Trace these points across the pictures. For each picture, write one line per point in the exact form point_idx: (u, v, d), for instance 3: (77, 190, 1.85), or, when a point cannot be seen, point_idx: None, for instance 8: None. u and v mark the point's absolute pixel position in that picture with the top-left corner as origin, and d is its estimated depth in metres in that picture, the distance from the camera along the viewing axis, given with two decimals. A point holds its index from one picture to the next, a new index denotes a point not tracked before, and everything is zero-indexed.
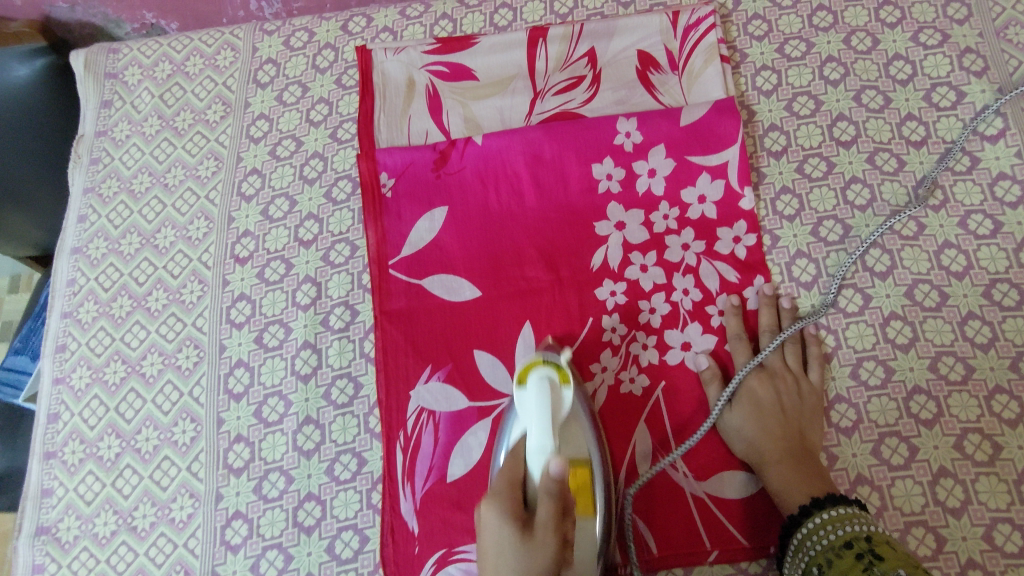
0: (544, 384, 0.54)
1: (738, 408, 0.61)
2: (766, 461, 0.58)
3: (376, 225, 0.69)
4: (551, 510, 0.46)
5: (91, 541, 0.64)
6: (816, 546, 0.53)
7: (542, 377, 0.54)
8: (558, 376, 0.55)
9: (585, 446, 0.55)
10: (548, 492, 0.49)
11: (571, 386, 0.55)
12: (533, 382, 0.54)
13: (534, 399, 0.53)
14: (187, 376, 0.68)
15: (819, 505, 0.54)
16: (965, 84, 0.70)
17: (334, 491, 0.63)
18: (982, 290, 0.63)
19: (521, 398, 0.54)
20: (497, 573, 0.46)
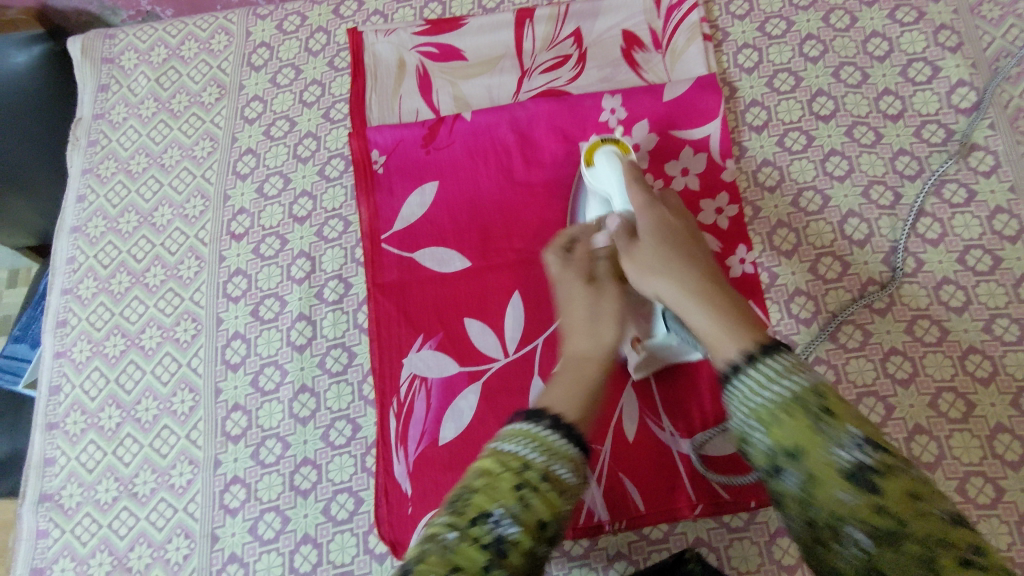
0: (610, 155, 0.63)
1: (650, 247, 0.56)
2: (702, 293, 0.52)
3: (368, 201, 0.71)
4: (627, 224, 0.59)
5: (93, 507, 0.65)
6: (765, 393, 0.43)
7: (605, 152, 0.63)
8: (618, 148, 0.64)
9: None
10: (624, 238, 0.58)
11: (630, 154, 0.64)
12: (598, 157, 0.63)
13: (605, 174, 0.63)
14: (185, 348, 0.70)
15: (766, 352, 0.45)
16: (940, 59, 0.72)
17: (330, 455, 0.64)
18: (957, 256, 0.65)
19: (593, 173, 0.64)
20: (576, 314, 0.58)
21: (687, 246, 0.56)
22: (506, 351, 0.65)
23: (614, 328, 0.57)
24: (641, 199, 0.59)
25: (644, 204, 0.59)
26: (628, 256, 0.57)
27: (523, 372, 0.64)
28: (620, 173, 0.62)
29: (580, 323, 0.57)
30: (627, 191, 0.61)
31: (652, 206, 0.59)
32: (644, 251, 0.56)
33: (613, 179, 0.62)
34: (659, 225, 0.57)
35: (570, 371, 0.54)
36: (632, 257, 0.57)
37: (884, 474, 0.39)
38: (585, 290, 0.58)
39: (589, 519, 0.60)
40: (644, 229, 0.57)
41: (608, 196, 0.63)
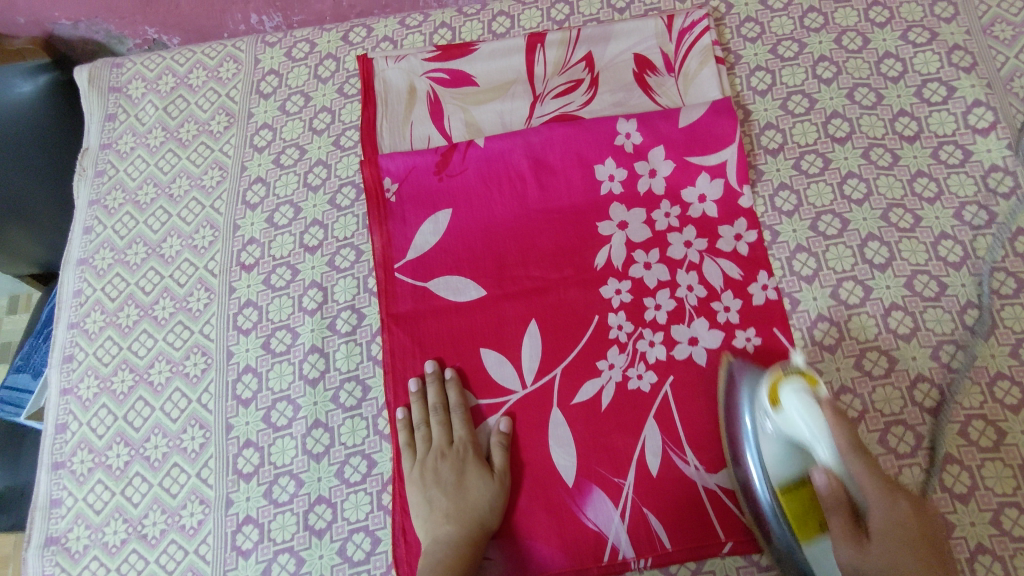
0: (801, 394, 0.53)
1: (878, 552, 0.49)
2: None
3: (381, 230, 0.70)
4: (842, 520, 0.51)
5: (101, 550, 0.63)
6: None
7: (795, 390, 0.53)
8: (807, 380, 0.54)
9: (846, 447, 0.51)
10: (840, 514, 0.51)
11: (821, 386, 0.54)
12: (788, 399, 0.53)
13: (799, 417, 0.53)
14: (195, 383, 0.68)
15: None
16: (955, 79, 0.72)
17: (345, 494, 0.63)
18: (980, 279, 0.64)
19: (782, 416, 0.54)
20: (454, 500, 0.60)
21: (919, 539, 0.49)
22: (524, 383, 0.64)
23: (488, 517, 0.59)
24: (871, 483, 0.50)
25: (884, 509, 0.50)
26: (857, 562, 0.49)
27: (542, 404, 0.63)
28: (820, 418, 0.52)
29: (461, 506, 0.60)
30: (845, 460, 0.51)
31: (888, 498, 0.50)
32: (876, 550, 0.49)
33: (814, 430, 0.52)
34: (890, 523, 0.49)
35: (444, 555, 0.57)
36: (856, 555, 0.50)
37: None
38: (470, 480, 0.61)
39: (614, 557, 0.58)
40: (875, 528, 0.50)
41: (804, 442, 0.53)
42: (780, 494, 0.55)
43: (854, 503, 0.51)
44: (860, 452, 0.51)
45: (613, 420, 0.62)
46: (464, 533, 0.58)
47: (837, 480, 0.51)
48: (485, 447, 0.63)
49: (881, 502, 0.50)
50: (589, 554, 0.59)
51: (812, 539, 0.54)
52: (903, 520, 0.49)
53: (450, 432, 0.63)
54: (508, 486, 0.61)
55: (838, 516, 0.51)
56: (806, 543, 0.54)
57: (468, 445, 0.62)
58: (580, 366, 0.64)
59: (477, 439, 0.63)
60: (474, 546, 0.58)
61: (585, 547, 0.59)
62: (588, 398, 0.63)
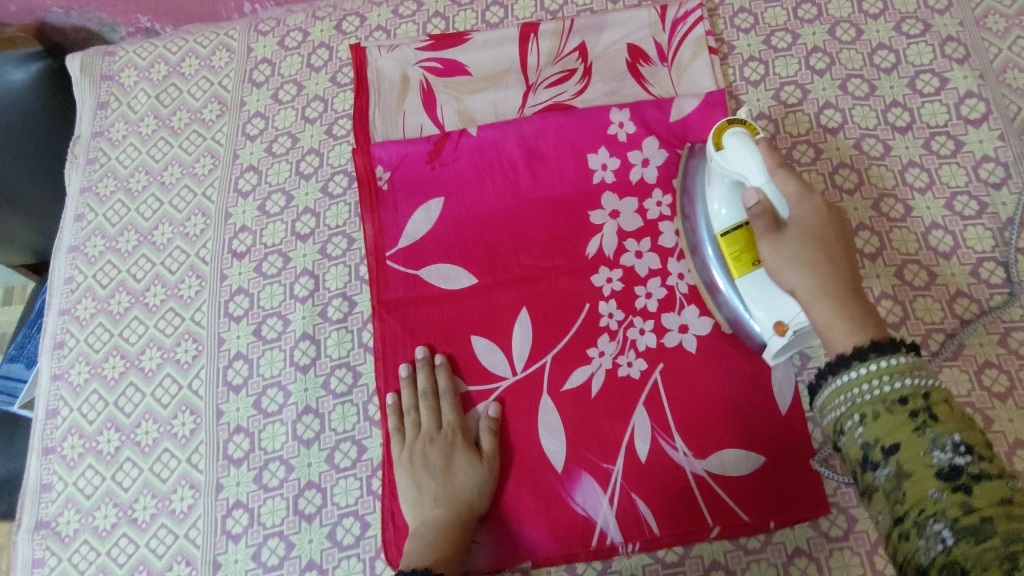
0: (741, 136, 0.56)
1: (796, 242, 0.52)
2: (823, 296, 0.50)
3: (373, 217, 0.70)
4: (766, 222, 0.53)
5: (91, 535, 0.63)
6: (871, 394, 0.44)
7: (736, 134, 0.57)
8: (747, 129, 0.58)
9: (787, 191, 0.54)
10: (765, 218, 0.53)
11: (761, 134, 0.58)
12: (730, 139, 0.57)
13: (740, 157, 0.56)
14: (186, 370, 0.68)
15: (877, 351, 0.45)
16: (947, 71, 0.72)
17: (334, 479, 0.63)
18: (970, 268, 0.65)
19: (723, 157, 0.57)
20: (443, 483, 0.60)
21: (832, 240, 0.53)
22: (515, 370, 0.64)
23: (477, 500, 0.59)
24: (794, 187, 0.54)
25: (799, 195, 0.53)
26: (778, 247, 0.53)
27: (532, 391, 0.63)
28: (759, 155, 0.55)
29: (450, 488, 0.59)
30: (773, 176, 0.54)
31: (807, 196, 0.53)
32: (791, 245, 0.52)
33: (749, 159, 0.55)
34: (810, 216, 0.53)
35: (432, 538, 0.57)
36: (774, 245, 0.53)
37: (979, 481, 0.38)
38: (458, 464, 0.60)
39: (602, 541, 0.59)
40: (793, 220, 0.53)
41: (742, 178, 0.56)
42: (720, 240, 0.59)
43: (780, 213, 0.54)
44: (788, 169, 0.55)
45: (603, 406, 0.62)
46: (452, 516, 0.58)
47: (768, 199, 0.54)
48: (474, 432, 0.63)
49: (802, 197, 0.53)
50: (578, 539, 0.59)
51: (747, 271, 0.58)
52: (819, 212, 0.53)
53: (439, 416, 0.63)
54: (497, 471, 0.61)
55: (765, 222, 0.53)
56: (741, 276, 0.58)
57: (457, 430, 0.62)
58: (571, 353, 0.64)
59: (466, 424, 0.63)
60: (463, 529, 0.58)
61: (574, 532, 0.59)
62: (578, 384, 0.63)
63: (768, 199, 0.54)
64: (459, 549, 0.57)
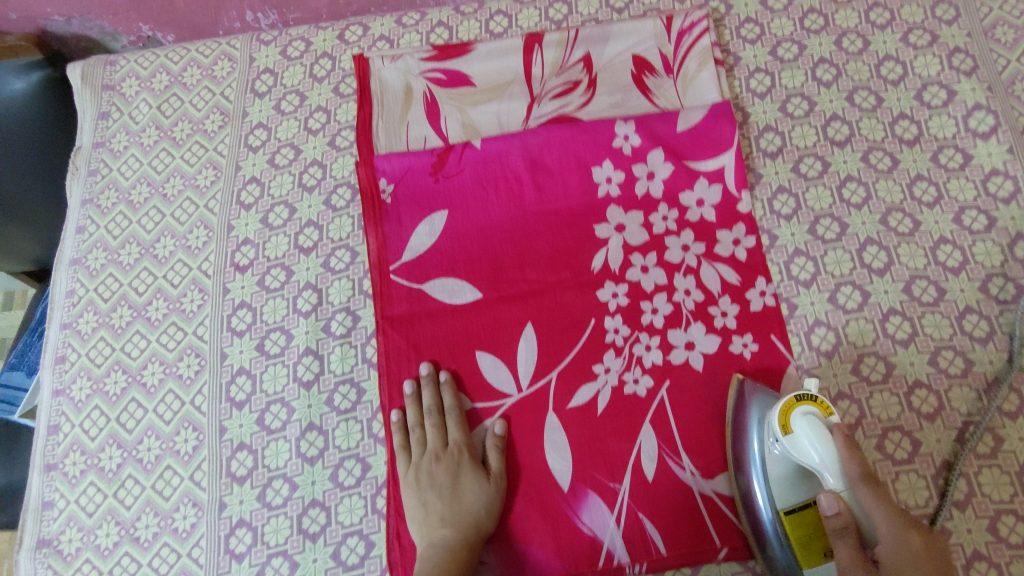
0: (814, 425, 0.50)
1: None
2: None
3: (377, 231, 0.69)
4: (847, 550, 0.49)
5: (93, 553, 0.63)
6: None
7: (805, 414, 0.51)
8: (819, 409, 0.51)
9: (872, 505, 0.48)
10: (845, 544, 0.49)
11: (834, 416, 0.51)
12: (797, 423, 0.51)
13: (810, 454, 0.50)
14: (188, 385, 0.68)
15: None
16: (956, 82, 0.71)
17: (339, 497, 0.62)
18: (979, 284, 0.64)
19: (791, 441, 0.51)
20: (450, 502, 0.60)
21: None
22: (520, 387, 0.63)
23: (483, 520, 0.59)
24: (881, 512, 0.48)
25: (892, 536, 0.48)
26: None
27: (538, 407, 0.63)
28: (831, 447, 0.49)
29: (457, 509, 0.59)
30: (854, 489, 0.49)
31: (900, 533, 0.48)
32: None
33: (825, 463, 0.49)
34: (904, 561, 0.47)
35: (440, 560, 0.56)
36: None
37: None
38: (465, 483, 0.60)
39: (609, 562, 0.58)
40: (886, 563, 0.48)
41: (810, 466, 0.51)
42: (781, 515, 0.53)
43: (862, 521, 0.49)
44: (868, 477, 0.49)
45: (609, 424, 0.62)
46: (458, 537, 0.58)
47: (847, 512, 0.49)
48: (481, 451, 0.62)
49: (894, 540, 0.48)
50: (585, 559, 0.58)
51: (815, 562, 0.53)
52: (919, 558, 0.47)
53: (445, 434, 0.63)
54: (504, 490, 0.60)
55: (845, 545, 0.49)
56: (809, 568, 0.53)
57: (464, 449, 0.62)
58: (576, 370, 0.63)
59: (473, 442, 0.63)
60: (470, 549, 0.57)
61: (580, 552, 0.59)
62: (585, 401, 0.62)
63: (842, 520, 0.49)
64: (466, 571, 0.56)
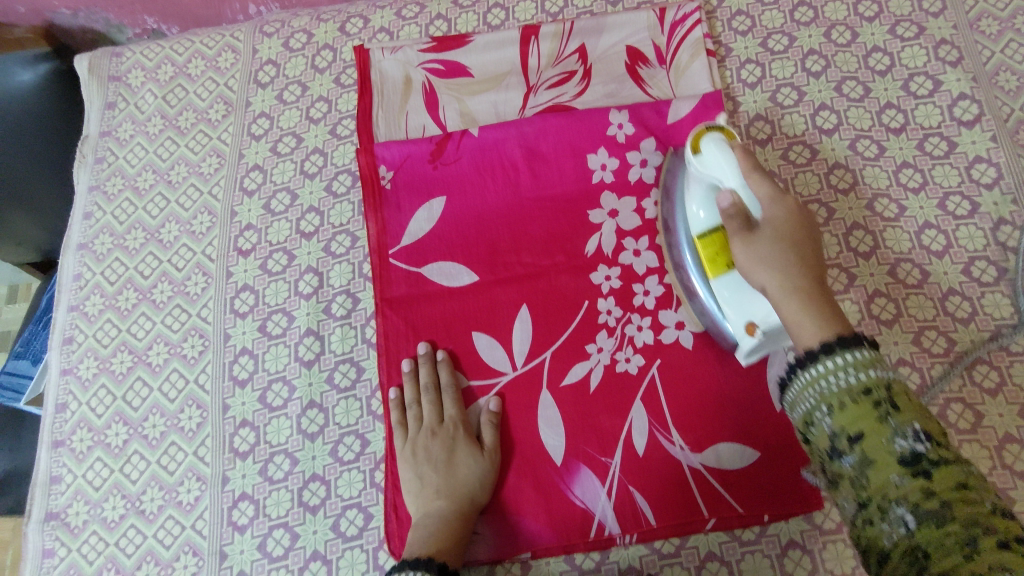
0: (719, 143, 0.57)
1: (768, 238, 0.54)
2: (793, 294, 0.51)
3: (376, 216, 0.71)
4: (738, 219, 0.54)
5: (100, 526, 0.65)
6: (825, 387, 0.45)
7: (713, 139, 0.58)
8: (724, 135, 0.59)
9: (764, 192, 0.55)
10: (734, 218, 0.55)
11: (737, 139, 0.59)
12: (705, 143, 0.58)
13: (715, 162, 0.57)
14: (193, 365, 0.69)
15: (842, 344, 0.46)
16: (941, 73, 0.73)
17: (338, 471, 0.64)
18: (961, 267, 0.66)
19: (700, 162, 0.58)
20: (445, 474, 0.61)
21: (801, 240, 0.54)
22: (515, 366, 0.65)
23: (478, 492, 0.61)
24: (766, 191, 0.55)
25: (770, 196, 0.55)
26: (748, 246, 0.54)
27: (532, 386, 0.64)
28: (733, 158, 0.56)
29: (451, 479, 0.61)
30: (746, 179, 0.55)
31: (780, 199, 0.55)
32: (763, 247, 0.53)
33: (725, 167, 0.56)
34: (782, 216, 0.54)
35: (435, 529, 0.58)
36: (744, 245, 0.54)
37: (937, 464, 0.40)
38: (460, 457, 0.62)
39: (600, 533, 0.60)
40: (766, 222, 0.54)
41: (715, 179, 0.57)
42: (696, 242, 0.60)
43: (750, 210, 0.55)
44: (760, 170, 0.56)
45: (601, 401, 0.63)
46: (453, 507, 0.59)
47: (740, 198, 0.55)
48: (476, 426, 0.64)
49: (773, 202, 0.54)
50: (576, 531, 0.60)
51: (721, 273, 0.59)
52: (791, 214, 0.54)
53: (441, 409, 0.64)
54: (498, 464, 0.62)
55: (737, 223, 0.54)
56: (715, 278, 0.59)
57: (459, 424, 0.64)
58: (570, 350, 0.65)
59: (468, 418, 0.64)
60: (464, 519, 0.59)
61: (572, 524, 0.60)
62: (578, 379, 0.64)
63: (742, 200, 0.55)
64: (460, 539, 0.58)
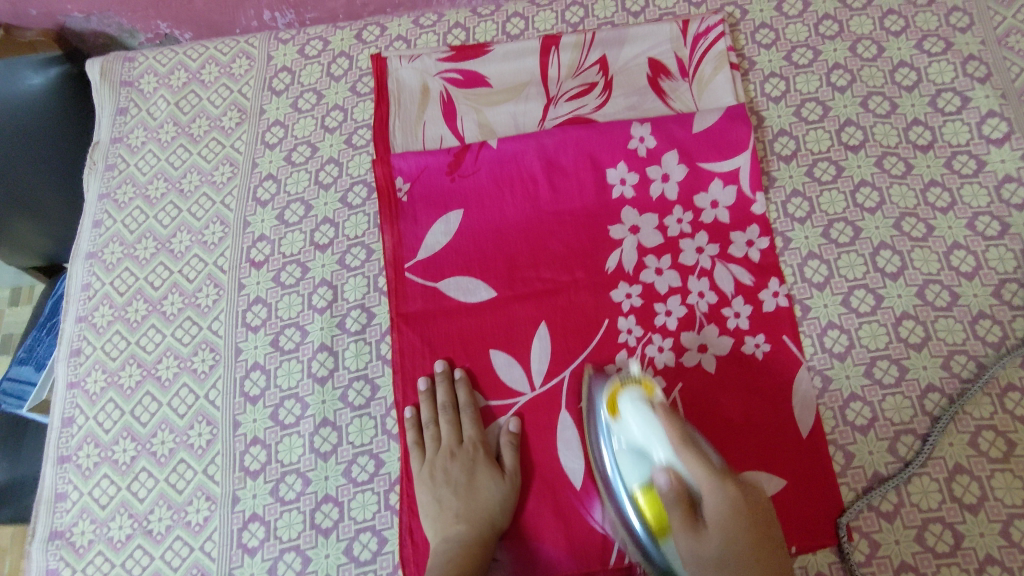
0: (637, 403, 0.56)
1: (721, 539, 0.48)
2: None
3: (392, 229, 0.70)
4: (680, 521, 0.50)
5: (106, 545, 0.63)
6: None
7: (631, 397, 0.57)
8: (644, 390, 0.57)
9: (699, 469, 0.51)
10: (680, 517, 0.50)
11: (656, 392, 0.57)
12: (625, 404, 0.56)
13: (639, 428, 0.55)
14: (203, 379, 0.68)
15: None
16: (969, 90, 0.72)
17: (352, 493, 0.62)
18: (992, 290, 0.64)
19: (621, 424, 0.57)
20: (464, 500, 0.60)
21: (756, 530, 0.49)
22: (533, 385, 0.64)
23: (495, 518, 0.59)
24: (702, 473, 0.50)
25: (711, 479, 0.50)
26: (699, 553, 0.49)
27: (550, 406, 0.63)
28: (656, 424, 0.54)
29: (470, 505, 0.60)
30: (677, 453, 0.52)
31: (721, 484, 0.50)
32: (714, 549, 0.48)
33: (653, 436, 0.54)
34: (726, 513, 0.49)
35: (453, 555, 0.57)
36: (695, 549, 0.49)
37: None
38: (479, 480, 0.61)
39: (620, 560, 0.58)
40: (712, 520, 0.49)
41: (643, 450, 0.55)
42: (641, 499, 0.54)
43: (697, 504, 0.51)
44: (688, 438, 0.53)
45: None
46: (471, 533, 0.58)
47: (677, 478, 0.51)
48: (497, 449, 0.63)
49: (716, 488, 0.50)
50: (595, 557, 0.58)
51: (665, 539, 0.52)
52: (734, 496, 0.49)
53: (460, 431, 0.63)
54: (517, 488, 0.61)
55: (680, 514, 0.50)
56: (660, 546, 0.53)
57: (479, 448, 0.63)
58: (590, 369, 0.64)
59: (488, 440, 0.63)
60: (481, 546, 0.58)
61: (591, 550, 0.59)
62: None
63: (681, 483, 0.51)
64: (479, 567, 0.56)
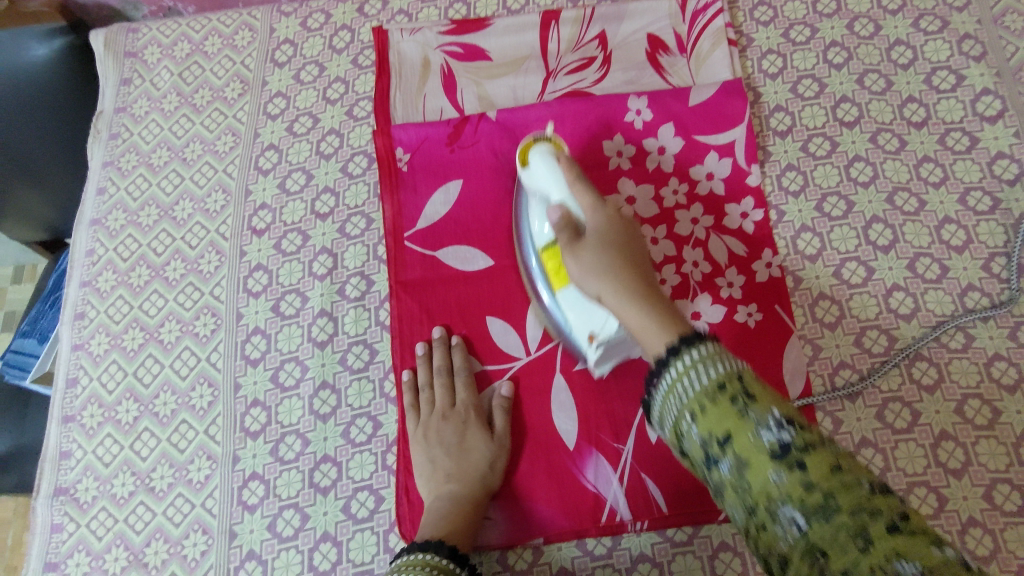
0: (544, 155, 0.61)
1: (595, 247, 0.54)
2: (624, 297, 0.51)
3: (393, 199, 0.71)
4: (564, 235, 0.56)
5: (109, 502, 0.65)
6: (692, 386, 0.41)
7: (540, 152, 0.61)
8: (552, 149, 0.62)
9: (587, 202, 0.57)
10: (564, 230, 0.56)
11: (564, 150, 0.62)
12: (533, 158, 0.61)
13: (541, 175, 0.60)
14: (205, 343, 0.69)
15: (687, 345, 0.43)
16: (964, 68, 0.73)
17: (350, 453, 0.64)
18: (982, 263, 0.65)
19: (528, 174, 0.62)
20: (455, 459, 0.61)
21: (626, 242, 0.55)
22: (528, 350, 0.65)
23: (487, 478, 0.60)
24: (588, 200, 0.57)
25: (593, 204, 0.57)
26: (576, 259, 0.55)
27: (545, 370, 0.64)
28: (558, 173, 0.60)
29: (461, 464, 0.61)
30: (570, 189, 0.58)
31: (602, 206, 0.57)
32: (589, 255, 0.54)
33: (552, 182, 0.59)
34: (604, 223, 0.56)
35: (446, 514, 0.58)
36: (576, 257, 0.54)
37: (807, 450, 0.37)
38: (471, 441, 0.62)
39: (612, 518, 0.59)
40: (591, 232, 0.55)
41: (545, 194, 0.60)
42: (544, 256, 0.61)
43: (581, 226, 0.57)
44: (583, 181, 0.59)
45: (616, 389, 0.63)
46: (463, 493, 0.59)
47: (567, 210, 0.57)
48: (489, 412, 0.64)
49: (596, 207, 0.57)
50: (587, 515, 0.60)
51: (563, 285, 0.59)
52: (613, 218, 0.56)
53: (455, 394, 0.64)
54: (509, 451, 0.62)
55: (566, 231, 0.56)
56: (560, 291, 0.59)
57: (472, 411, 0.63)
58: None
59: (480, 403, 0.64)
60: (473, 505, 0.59)
61: (583, 508, 0.60)
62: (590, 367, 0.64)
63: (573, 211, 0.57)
64: (470, 526, 0.58)
